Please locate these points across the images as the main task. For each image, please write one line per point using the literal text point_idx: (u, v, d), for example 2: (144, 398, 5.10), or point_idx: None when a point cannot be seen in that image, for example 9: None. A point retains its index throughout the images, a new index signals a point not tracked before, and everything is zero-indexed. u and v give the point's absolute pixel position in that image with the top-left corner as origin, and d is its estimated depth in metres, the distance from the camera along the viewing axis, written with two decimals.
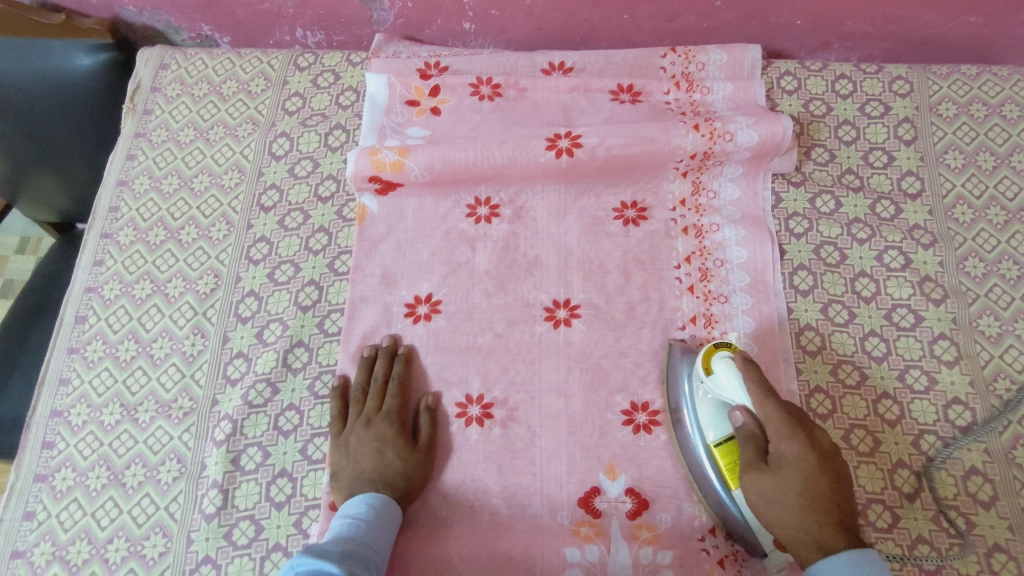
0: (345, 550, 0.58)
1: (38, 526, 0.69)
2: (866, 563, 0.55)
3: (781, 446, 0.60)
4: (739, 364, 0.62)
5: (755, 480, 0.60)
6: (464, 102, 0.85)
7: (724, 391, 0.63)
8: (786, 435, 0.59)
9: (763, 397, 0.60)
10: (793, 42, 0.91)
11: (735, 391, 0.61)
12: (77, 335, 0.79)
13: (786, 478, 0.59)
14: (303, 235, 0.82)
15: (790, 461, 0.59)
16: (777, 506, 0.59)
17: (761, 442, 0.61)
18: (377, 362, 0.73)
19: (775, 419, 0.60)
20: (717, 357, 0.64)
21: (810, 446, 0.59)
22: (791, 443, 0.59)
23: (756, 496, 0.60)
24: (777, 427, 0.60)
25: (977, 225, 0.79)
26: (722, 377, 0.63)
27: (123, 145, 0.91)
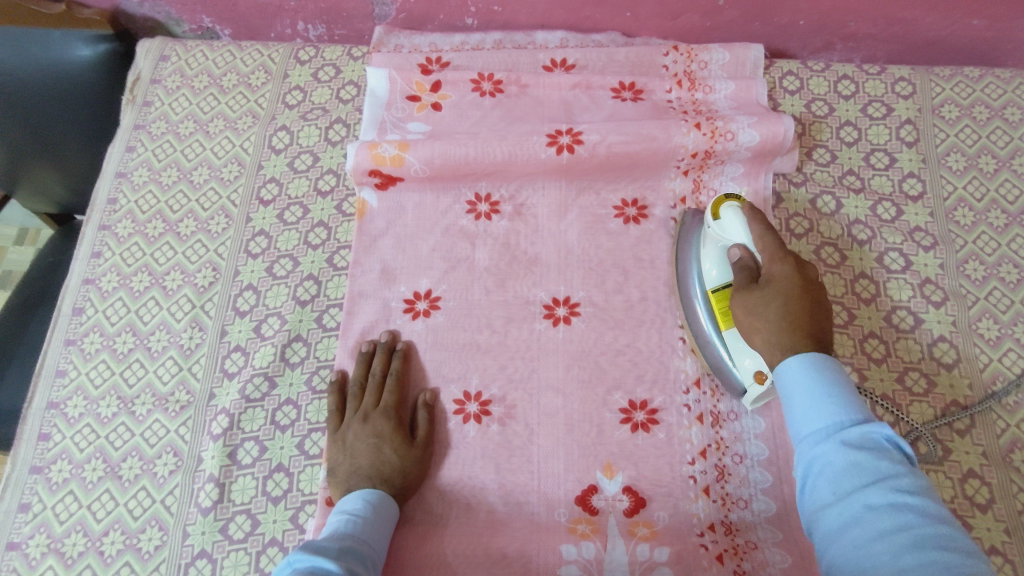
0: (342, 547, 0.57)
1: (33, 519, 0.69)
2: (819, 363, 0.57)
3: (772, 270, 0.65)
4: (745, 211, 0.69)
5: (740, 304, 0.65)
6: (465, 98, 0.85)
7: (728, 234, 0.69)
8: (779, 262, 0.65)
9: (763, 232, 0.67)
10: (796, 41, 0.91)
11: (738, 228, 0.68)
12: (74, 327, 0.79)
13: (770, 297, 0.63)
14: (303, 229, 0.82)
15: (777, 283, 0.63)
16: (756, 319, 0.63)
17: (754, 273, 0.66)
18: (376, 357, 0.72)
19: (771, 249, 0.66)
20: (726, 203, 0.70)
21: (800, 273, 0.64)
22: (781, 266, 0.64)
23: (742, 312, 0.64)
24: (771, 255, 0.65)
25: (978, 228, 0.79)
26: (727, 218, 0.69)
27: (122, 137, 0.90)
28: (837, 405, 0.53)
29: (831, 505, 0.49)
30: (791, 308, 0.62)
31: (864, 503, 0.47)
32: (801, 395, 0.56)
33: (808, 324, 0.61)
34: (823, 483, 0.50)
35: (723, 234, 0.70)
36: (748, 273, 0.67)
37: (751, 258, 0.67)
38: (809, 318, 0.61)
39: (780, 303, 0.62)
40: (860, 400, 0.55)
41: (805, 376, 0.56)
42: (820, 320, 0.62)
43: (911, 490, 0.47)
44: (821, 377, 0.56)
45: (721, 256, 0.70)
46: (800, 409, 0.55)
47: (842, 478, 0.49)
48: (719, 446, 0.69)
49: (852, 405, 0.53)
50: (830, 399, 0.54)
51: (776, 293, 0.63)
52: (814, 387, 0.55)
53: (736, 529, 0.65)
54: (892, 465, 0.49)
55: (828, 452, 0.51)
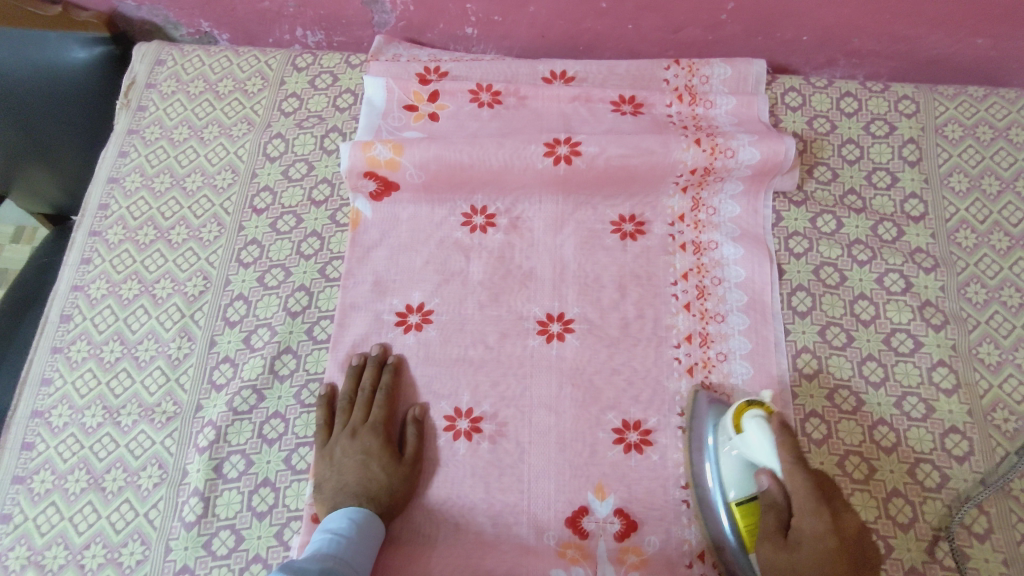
0: (322, 569, 0.56)
1: (14, 529, 0.68)
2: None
3: (804, 520, 0.56)
4: (772, 427, 0.60)
5: (766, 551, 0.57)
6: (463, 108, 0.84)
7: (752, 452, 0.61)
8: (812, 512, 0.56)
9: (793, 466, 0.57)
10: (799, 57, 0.90)
11: (764, 452, 0.60)
12: (61, 334, 0.78)
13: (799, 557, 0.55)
14: (295, 239, 0.81)
15: (811, 539, 0.55)
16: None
17: (784, 512, 0.58)
18: (366, 371, 0.72)
19: (802, 491, 0.56)
20: (749, 414, 0.62)
21: (835, 527, 0.55)
22: (813, 520, 0.55)
23: (766, 567, 0.57)
24: (802, 503, 0.56)
25: (980, 250, 0.78)
26: (752, 438, 0.61)
27: (116, 141, 0.89)
28: None
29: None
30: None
31: None
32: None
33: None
34: None
35: (749, 454, 0.61)
36: (776, 514, 0.58)
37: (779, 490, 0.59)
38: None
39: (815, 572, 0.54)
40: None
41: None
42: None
43: None
44: None
45: (744, 470, 0.62)
46: None
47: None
48: None
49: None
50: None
51: (805, 555, 0.55)
52: None
53: None
54: None
55: None
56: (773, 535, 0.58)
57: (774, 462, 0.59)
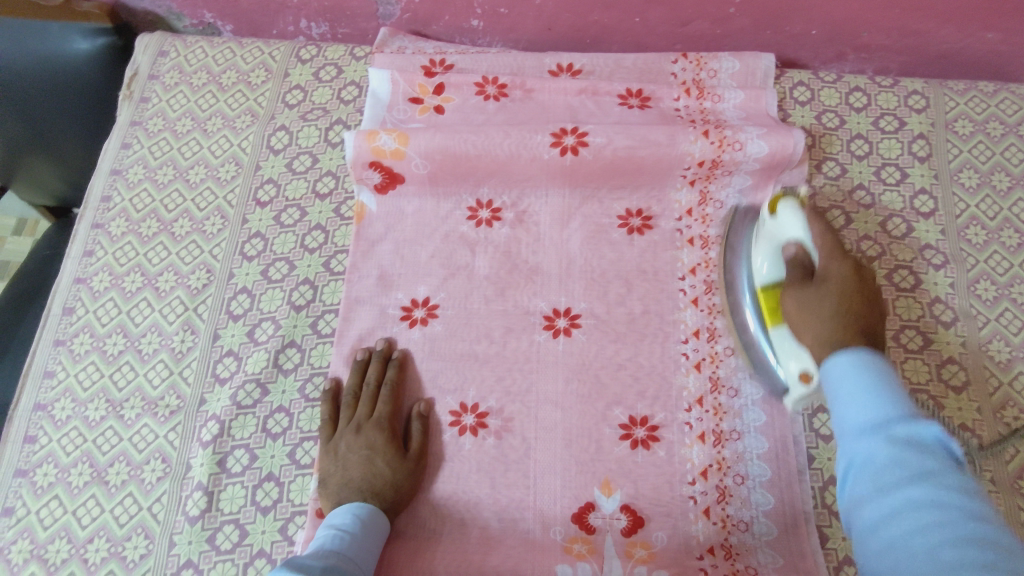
0: (326, 565, 0.55)
1: (17, 523, 0.68)
2: (865, 357, 0.52)
3: (831, 265, 0.62)
4: (803, 207, 0.65)
5: (791, 296, 0.62)
6: (468, 101, 0.83)
7: (782, 230, 0.66)
8: (839, 261, 0.62)
9: (822, 232, 0.64)
10: (807, 51, 0.89)
11: (794, 224, 0.65)
12: (64, 327, 0.77)
13: (824, 292, 0.60)
14: (300, 232, 0.80)
15: (836, 279, 0.61)
16: (810, 313, 0.60)
17: (809, 270, 0.63)
18: (371, 366, 0.71)
19: (830, 246, 0.63)
20: (783, 200, 0.67)
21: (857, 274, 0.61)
22: (838, 265, 0.61)
23: (793, 304, 0.62)
24: (829, 253, 0.63)
25: (990, 247, 0.77)
26: (784, 215, 0.66)
27: (118, 133, 0.89)
28: (885, 402, 0.48)
29: (871, 504, 0.45)
30: (850, 307, 0.59)
31: (905, 500, 0.43)
32: (847, 387, 0.51)
33: (864, 322, 0.58)
34: (864, 478, 0.46)
35: (778, 231, 0.66)
36: (803, 269, 0.63)
37: (806, 254, 0.63)
38: (868, 319, 0.59)
39: (838, 300, 0.59)
40: (908, 395, 0.50)
41: (848, 369, 0.52)
42: (874, 323, 0.59)
43: (959, 491, 0.43)
44: (869, 377, 0.50)
45: (774, 251, 0.66)
46: (844, 405, 0.50)
47: (885, 473, 0.45)
48: (721, 466, 0.67)
49: (898, 395, 0.49)
50: (877, 393, 0.49)
51: (830, 290, 0.60)
52: (861, 384, 0.50)
53: (736, 552, 0.64)
54: (940, 463, 0.45)
55: (869, 447, 0.47)
56: (799, 281, 0.62)
57: (805, 232, 0.64)
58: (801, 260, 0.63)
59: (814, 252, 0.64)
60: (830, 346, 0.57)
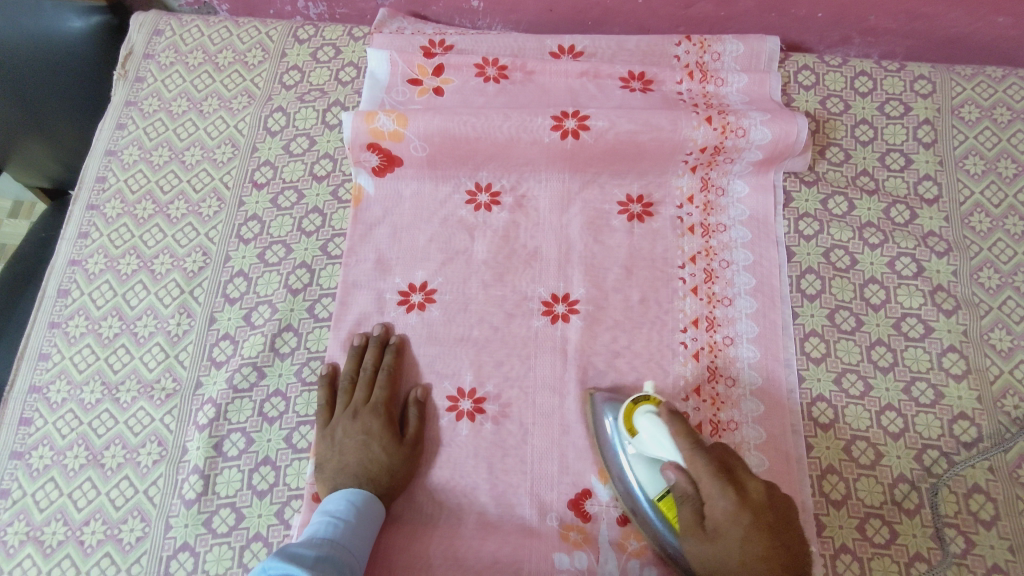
0: (319, 555, 0.55)
1: (12, 505, 0.68)
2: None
3: (711, 498, 0.55)
4: (665, 419, 0.59)
5: (692, 544, 0.56)
6: (468, 83, 0.82)
7: (653, 452, 0.59)
8: (718, 494, 0.55)
9: (690, 450, 0.56)
10: (813, 34, 0.88)
11: (662, 447, 0.58)
12: (59, 309, 0.77)
13: (724, 543, 0.54)
14: (297, 215, 0.80)
15: (726, 526, 0.54)
16: (719, 570, 0.55)
17: (698, 502, 0.57)
18: (368, 351, 0.71)
19: (706, 474, 0.55)
20: (641, 413, 0.60)
21: (744, 501, 0.55)
22: (723, 500, 0.55)
23: (699, 555, 0.56)
24: (707, 484, 0.55)
25: (995, 234, 0.77)
26: (647, 435, 0.59)
27: (113, 113, 0.87)
28: None
29: None
30: (758, 550, 0.53)
31: None
32: None
33: (779, 562, 0.53)
34: None
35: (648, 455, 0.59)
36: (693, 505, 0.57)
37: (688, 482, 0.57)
38: (778, 558, 0.53)
39: (741, 553, 0.53)
40: None
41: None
42: (787, 552, 0.54)
43: None
44: None
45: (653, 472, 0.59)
46: None
47: None
48: None
49: None
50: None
51: (729, 538, 0.54)
52: None
53: None
54: None
55: None
56: (693, 523, 0.56)
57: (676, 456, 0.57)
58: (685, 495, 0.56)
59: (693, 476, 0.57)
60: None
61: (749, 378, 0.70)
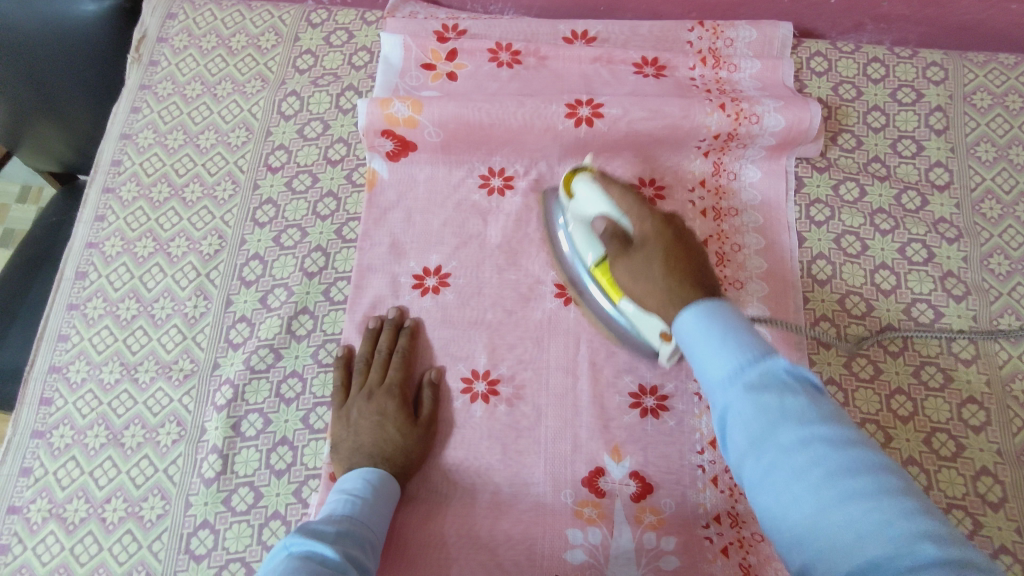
0: (338, 532, 0.55)
1: (35, 483, 0.69)
2: (714, 306, 0.50)
3: (637, 218, 0.63)
4: (596, 179, 0.67)
5: (623, 266, 0.62)
6: (482, 68, 0.82)
7: (585, 209, 0.68)
8: (644, 216, 0.63)
9: (621, 193, 0.64)
10: (825, 21, 0.88)
11: (594, 201, 0.66)
12: (77, 291, 0.77)
13: (647, 254, 0.60)
14: (311, 199, 0.80)
15: (650, 236, 0.61)
16: (642, 276, 0.60)
17: (625, 234, 0.64)
18: (382, 334, 0.71)
19: (634, 206, 0.63)
20: (578, 178, 0.69)
21: (668, 225, 0.61)
22: (648, 221, 0.62)
23: (627, 276, 0.61)
24: (635, 212, 0.63)
25: (1005, 221, 0.77)
26: (581, 193, 0.68)
27: (127, 97, 0.88)
28: (736, 346, 0.47)
29: (748, 457, 0.43)
30: (672, 254, 0.59)
31: (776, 447, 0.42)
32: (703, 346, 0.48)
33: (691, 266, 0.58)
34: (738, 435, 0.44)
35: (584, 212, 0.68)
36: (620, 237, 0.63)
37: (616, 223, 0.64)
38: (692, 264, 0.58)
39: (660, 256, 0.59)
40: (758, 334, 0.48)
41: (699, 323, 0.49)
42: (701, 259, 0.59)
43: (821, 425, 0.42)
44: (717, 323, 0.49)
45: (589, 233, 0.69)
46: (703, 354, 0.48)
47: (756, 427, 0.43)
48: None
49: (752, 340, 0.47)
50: (730, 342, 0.47)
51: (651, 249, 0.60)
52: (712, 333, 0.48)
53: (742, 520, 0.65)
54: (801, 400, 0.43)
55: (733, 399, 0.45)
56: (621, 249, 0.63)
57: (606, 203, 0.65)
58: (615, 231, 0.64)
59: (622, 217, 0.64)
60: (673, 304, 0.56)
61: None
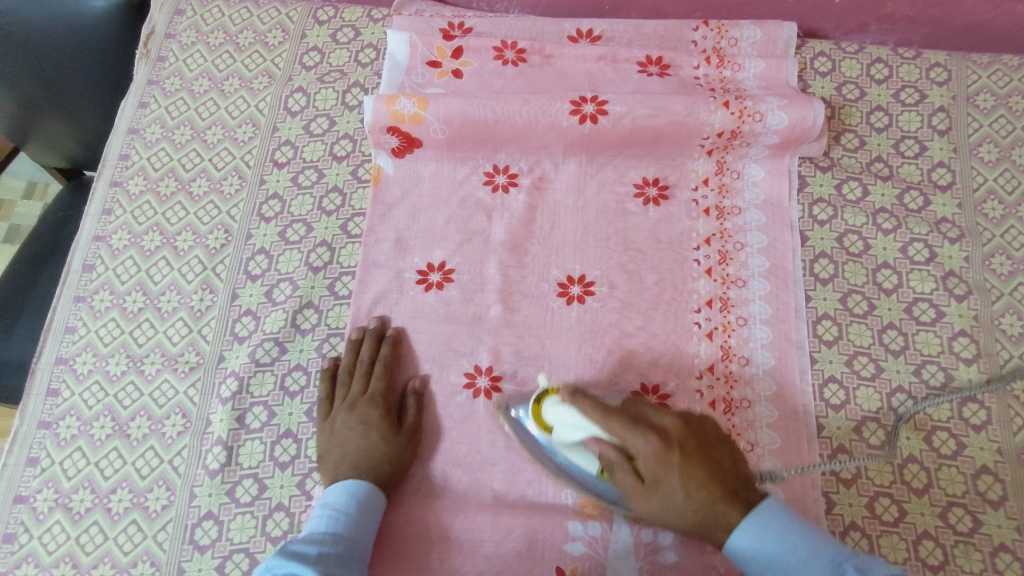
0: (322, 552, 0.57)
1: (41, 473, 0.69)
2: (766, 517, 0.56)
3: (636, 446, 0.57)
4: (569, 401, 0.60)
5: (640, 500, 0.58)
6: (487, 66, 0.82)
7: (571, 437, 0.60)
8: (642, 439, 0.57)
9: (608, 420, 0.58)
10: (829, 21, 0.88)
11: (578, 429, 0.59)
12: (84, 284, 0.78)
13: (667, 487, 0.57)
14: (317, 194, 0.81)
15: (661, 467, 0.57)
16: (668, 513, 0.58)
17: (625, 464, 0.58)
18: (364, 345, 0.71)
19: (625, 433, 0.57)
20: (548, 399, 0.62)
21: (666, 441, 0.57)
22: (647, 445, 0.57)
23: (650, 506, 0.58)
24: (631, 441, 0.57)
25: (1007, 222, 0.77)
26: (560, 421, 0.61)
27: (135, 92, 0.88)
28: (815, 558, 0.54)
29: None
30: (693, 477, 0.57)
31: None
32: (781, 565, 0.55)
33: (715, 483, 0.57)
34: None
35: (567, 439, 0.61)
36: (625, 471, 0.58)
37: (614, 453, 0.58)
38: (713, 477, 0.57)
39: (682, 485, 0.57)
40: (820, 534, 0.56)
41: (766, 546, 0.55)
42: (716, 461, 0.58)
43: None
44: (781, 537, 0.55)
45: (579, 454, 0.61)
46: (786, 575, 0.55)
47: None
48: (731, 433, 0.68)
49: (824, 550, 0.54)
50: (804, 556, 0.54)
51: (666, 481, 0.57)
52: (783, 555, 0.55)
53: None
54: None
55: None
56: (633, 483, 0.58)
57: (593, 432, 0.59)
58: (618, 463, 0.58)
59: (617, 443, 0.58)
60: (721, 526, 0.57)
61: (762, 358, 0.71)
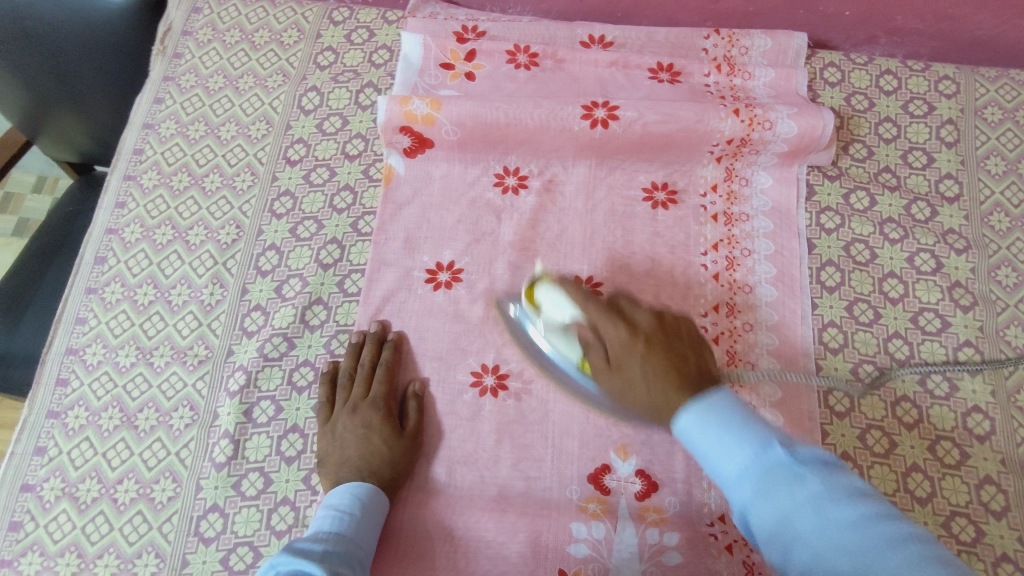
0: (326, 549, 0.56)
1: (48, 462, 0.70)
2: (710, 401, 0.53)
3: (607, 330, 0.61)
4: (557, 284, 0.65)
5: (607, 380, 0.60)
6: (500, 69, 0.83)
7: (554, 318, 0.65)
8: (612, 322, 0.60)
9: (583, 301, 0.62)
10: (839, 33, 0.89)
11: (559, 308, 0.64)
12: (96, 276, 0.79)
13: (630, 366, 0.58)
14: (328, 192, 0.81)
15: (625, 350, 0.59)
16: (631, 395, 0.59)
17: (598, 344, 0.61)
18: (365, 348, 0.71)
19: (598, 313, 0.61)
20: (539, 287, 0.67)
21: (636, 328, 0.60)
22: (615, 329, 0.60)
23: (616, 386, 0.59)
24: (603, 321, 0.61)
25: (1013, 234, 0.78)
26: (546, 302, 0.65)
27: (150, 88, 0.89)
28: (744, 441, 0.49)
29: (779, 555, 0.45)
30: (653, 363, 0.57)
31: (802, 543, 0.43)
32: (712, 445, 0.51)
33: (676, 371, 0.57)
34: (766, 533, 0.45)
35: (552, 321, 0.65)
36: (596, 347, 0.61)
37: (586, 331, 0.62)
38: (675, 364, 0.57)
39: (643, 365, 0.58)
40: (762, 421, 0.51)
41: (702, 424, 0.52)
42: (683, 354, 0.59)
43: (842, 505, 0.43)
44: (716, 418, 0.51)
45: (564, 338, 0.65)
46: (714, 454, 0.50)
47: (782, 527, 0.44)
48: None
49: (757, 433, 0.49)
50: (734, 437, 0.50)
51: (628, 360, 0.58)
52: (714, 435, 0.51)
53: None
54: (816, 485, 0.44)
55: (752, 500, 0.47)
56: (601, 363, 0.61)
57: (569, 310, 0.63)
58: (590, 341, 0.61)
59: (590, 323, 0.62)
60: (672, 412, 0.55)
61: (767, 363, 0.71)
